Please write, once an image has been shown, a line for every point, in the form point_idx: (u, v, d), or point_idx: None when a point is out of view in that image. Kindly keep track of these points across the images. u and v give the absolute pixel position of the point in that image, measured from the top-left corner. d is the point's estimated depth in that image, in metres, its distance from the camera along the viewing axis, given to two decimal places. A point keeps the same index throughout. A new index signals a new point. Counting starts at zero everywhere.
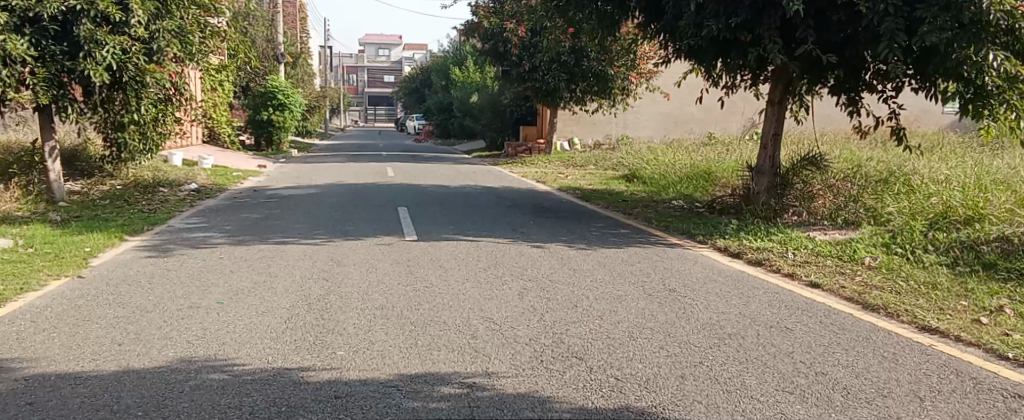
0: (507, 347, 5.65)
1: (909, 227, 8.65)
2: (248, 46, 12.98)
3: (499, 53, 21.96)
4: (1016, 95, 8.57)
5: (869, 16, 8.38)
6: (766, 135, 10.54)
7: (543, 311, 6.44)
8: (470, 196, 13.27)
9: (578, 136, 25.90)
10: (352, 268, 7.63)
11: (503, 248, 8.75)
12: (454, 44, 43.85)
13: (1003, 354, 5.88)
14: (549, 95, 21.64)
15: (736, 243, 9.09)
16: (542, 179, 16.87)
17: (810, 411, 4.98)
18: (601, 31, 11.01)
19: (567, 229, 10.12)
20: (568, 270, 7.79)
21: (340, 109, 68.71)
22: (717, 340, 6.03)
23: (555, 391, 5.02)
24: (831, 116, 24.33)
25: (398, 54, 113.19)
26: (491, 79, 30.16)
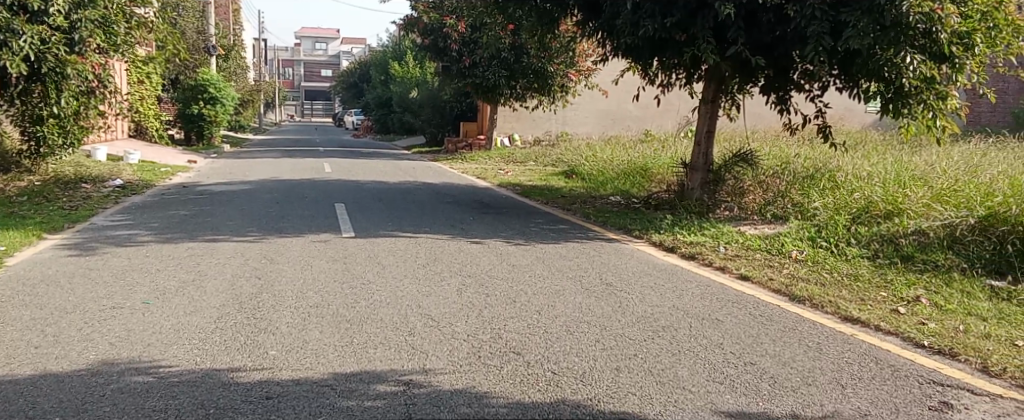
0: (444, 343, 5.74)
1: (834, 221, 8.99)
2: (179, 38, 12.18)
3: (439, 48, 21.89)
4: (933, 95, 8.98)
5: (797, 19, 8.69)
6: (700, 132, 10.82)
7: (481, 307, 6.55)
8: (410, 192, 13.32)
9: (519, 132, 26.09)
10: (287, 266, 7.64)
11: (442, 244, 8.83)
12: (393, 39, 43.76)
13: (919, 342, 6.19)
14: (489, 91, 21.74)
15: (669, 238, 9.33)
16: (482, 175, 16.97)
17: (739, 400, 5.18)
18: (541, 28, 11.18)
19: (505, 225, 10.23)
20: (506, 266, 7.91)
21: (276, 103, 67.70)
22: (651, 332, 6.22)
23: (492, 386, 5.13)
24: (762, 115, 24.96)
25: (335, 48, 111.97)
26: (432, 74, 30.14)
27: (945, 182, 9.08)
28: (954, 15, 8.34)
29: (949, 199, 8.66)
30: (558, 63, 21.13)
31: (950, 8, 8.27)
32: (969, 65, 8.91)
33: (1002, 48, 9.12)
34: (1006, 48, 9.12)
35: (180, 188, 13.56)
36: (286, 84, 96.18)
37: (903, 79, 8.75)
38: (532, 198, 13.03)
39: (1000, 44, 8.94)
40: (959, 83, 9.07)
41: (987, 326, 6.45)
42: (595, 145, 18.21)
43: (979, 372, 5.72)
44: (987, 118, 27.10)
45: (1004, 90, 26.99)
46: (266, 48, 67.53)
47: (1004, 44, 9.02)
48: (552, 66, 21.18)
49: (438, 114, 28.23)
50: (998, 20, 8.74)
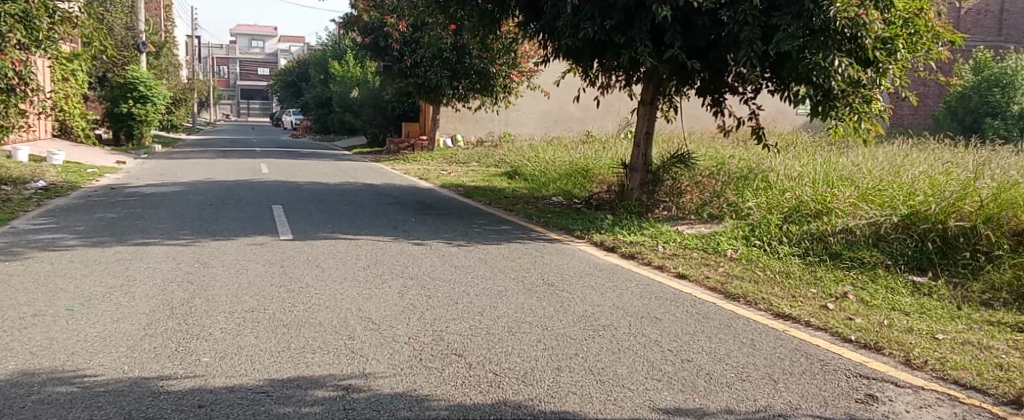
0: (385, 346, 5.80)
1: (766, 221, 9.27)
2: (104, 34, 12.42)
3: (380, 48, 21.76)
4: (858, 98, 9.30)
5: (730, 24, 8.95)
6: (639, 133, 11.02)
7: (423, 309, 6.61)
8: (351, 193, 13.28)
9: (461, 133, 26.17)
10: (220, 270, 7.60)
11: (384, 246, 8.86)
12: (332, 38, 43.39)
13: (847, 337, 6.44)
14: (431, 91, 21.73)
15: (610, 237, 9.50)
16: (424, 175, 16.98)
17: (676, 396, 5.33)
18: (482, 29, 11.27)
19: (447, 226, 10.30)
20: (448, 267, 7.98)
21: (209, 102, 66.37)
22: (592, 331, 6.36)
23: (433, 389, 5.20)
24: (699, 116, 25.44)
25: (271, 46, 110.31)
26: (372, 74, 29.98)
27: (870, 182, 9.36)
28: (877, 21, 8.63)
29: (874, 198, 8.92)
30: (499, 63, 21.25)
31: (874, 14, 8.56)
32: (892, 70, 9.31)
33: (923, 53, 9.47)
34: (926, 53, 9.46)
35: (109, 190, 13.30)
36: (220, 82, 94.39)
37: (830, 82, 9.05)
38: (474, 199, 13.11)
39: (921, 49, 9.34)
40: (883, 87, 9.41)
41: (909, 320, 6.74)
42: (537, 145, 18.37)
43: (903, 365, 5.97)
44: (909, 121, 28.58)
45: (924, 94, 28.57)
46: (198, 46, 66.18)
47: (925, 49, 9.39)
48: (494, 67, 21.29)
49: (379, 114, 28.07)
50: (918, 26, 9.13)
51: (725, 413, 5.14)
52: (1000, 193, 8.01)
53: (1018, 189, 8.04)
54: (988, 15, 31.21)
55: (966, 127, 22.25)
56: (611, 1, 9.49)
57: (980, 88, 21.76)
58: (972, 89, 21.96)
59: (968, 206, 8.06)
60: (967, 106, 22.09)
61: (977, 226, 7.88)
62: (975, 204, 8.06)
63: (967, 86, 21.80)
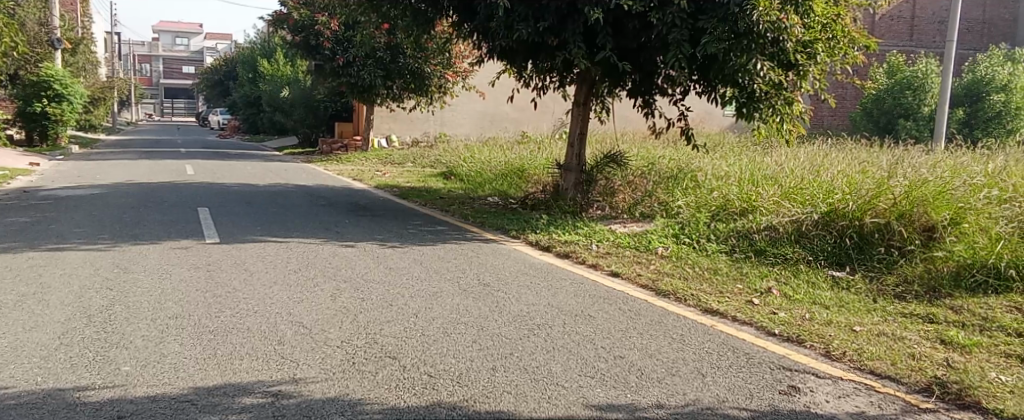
0: (316, 351, 5.82)
1: (695, 219, 9.54)
2: (15, 30, 12.03)
3: (311, 46, 21.40)
4: (780, 101, 9.63)
5: (659, 26, 9.16)
6: (572, 134, 11.19)
7: (356, 312, 6.65)
8: (282, 195, 13.18)
9: (396, 133, 26.14)
10: (142, 275, 7.51)
11: (315, 248, 8.86)
12: (260, 36, 42.78)
13: (771, 331, 6.67)
14: (364, 91, 21.59)
15: (545, 237, 9.63)
16: (358, 176, 16.92)
17: (609, 393, 5.48)
18: (416, 29, 11.16)
19: (381, 227, 10.33)
20: (383, 269, 8.02)
21: (130, 101, 64.44)
22: (527, 330, 6.47)
23: (367, 392, 5.26)
24: (630, 117, 25.91)
25: (197, 43, 107.77)
26: (303, 73, 29.70)
27: (792, 181, 9.68)
28: (798, 26, 9.11)
29: (796, 196, 9.23)
30: (435, 64, 21.54)
31: (794, 18, 9.00)
32: (812, 72, 9.60)
33: (841, 58, 9.90)
34: (844, 57, 9.88)
35: (21, 193, 12.94)
36: (142, 81, 91.84)
37: (754, 84, 9.35)
38: (409, 199, 13.13)
39: (838, 54, 9.65)
40: (803, 90, 9.78)
41: (828, 313, 7.01)
42: (473, 145, 18.46)
43: (823, 357, 6.23)
44: (829, 122, 29.99)
45: (842, 96, 29.72)
46: (117, 42, 64.24)
47: (842, 53, 9.75)
48: (428, 66, 21.47)
49: (311, 114, 27.72)
50: (835, 32, 9.52)
51: (656, 408, 5.31)
52: (912, 191, 8.35)
53: (929, 187, 8.39)
54: (901, 21, 32.32)
55: (881, 127, 23.13)
56: (544, 3, 9.58)
57: (893, 90, 22.66)
58: (886, 92, 22.84)
59: (882, 203, 8.40)
60: (883, 108, 22.93)
61: (890, 222, 8.23)
62: (889, 201, 8.40)
63: (881, 89, 22.66)
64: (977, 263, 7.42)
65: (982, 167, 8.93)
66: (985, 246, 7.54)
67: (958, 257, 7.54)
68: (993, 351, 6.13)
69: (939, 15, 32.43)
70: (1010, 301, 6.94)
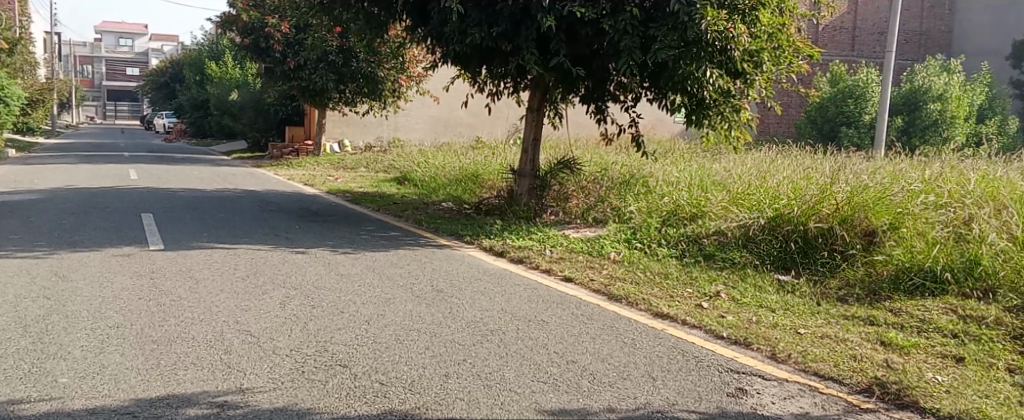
0: (264, 360, 5.82)
1: (646, 224, 9.69)
2: None
3: (260, 49, 21.22)
4: (728, 108, 9.86)
5: (611, 33, 9.29)
6: (526, 140, 11.27)
7: (307, 320, 6.64)
8: (230, 200, 13.07)
9: (348, 138, 26.01)
10: (82, 284, 7.41)
11: (264, 255, 8.81)
12: (208, 38, 42.28)
13: (719, 334, 6.81)
14: (316, 95, 21.47)
15: (499, 242, 9.68)
16: (310, 181, 16.82)
17: (561, 397, 5.55)
18: (369, 32, 11.15)
19: (333, 233, 10.30)
20: (335, 276, 8.01)
21: (70, 103, 63.06)
22: (480, 336, 6.52)
23: (316, 402, 5.26)
24: (583, 123, 26.14)
25: (143, 45, 105.67)
26: (254, 77, 29.43)
27: (740, 187, 9.88)
28: (744, 35, 9.30)
29: (743, 201, 9.42)
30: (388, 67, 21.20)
31: (741, 28, 9.22)
32: (758, 81, 9.87)
33: (786, 66, 10.13)
34: (788, 66, 10.11)
35: None
36: (84, 83, 89.98)
37: (703, 91, 9.55)
38: (362, 205, 13.08)
39: (784, 63, 9.92)
40: (750, 98, 10.00)
41: (774, 316, 7.17)
42: (427, 150, 18.47)
43: (769, 359, 6.37)
44: (774, 129, 30.83)
45: (788, 104, 30.62)
46: (58, 43, 62.71)
47: (787, 62, 10.00)
48: (381, 70, 21.26)
49: (260, 118, 27.44)
50: (780, 41, 9.77)
51: (607, 412, 5.38)
52: (854, 197, 8.56)
53: (869, 193, 8.61)
54: (844, 31, 33.48)
55: (825, 135, 23.63)
56: (497, 8, 9.62)
57: (837, 98, 23.24)
58: (829, 100, 23.41)
59: (826, 209, 8.60)
60: (827, 116, 23.46)
61: (833, 227, 8.42)
62: (832, 207, 8.60)
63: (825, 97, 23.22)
64: (915, 266, 7.64)
65: (919, 173, 9.18)
66: (923, 250, 7.75)
67: (897, 261, 7.76)
68: (930, 352, 6.32)
69: (879, 25, 33.70)
70: (947, 303, 7.15)
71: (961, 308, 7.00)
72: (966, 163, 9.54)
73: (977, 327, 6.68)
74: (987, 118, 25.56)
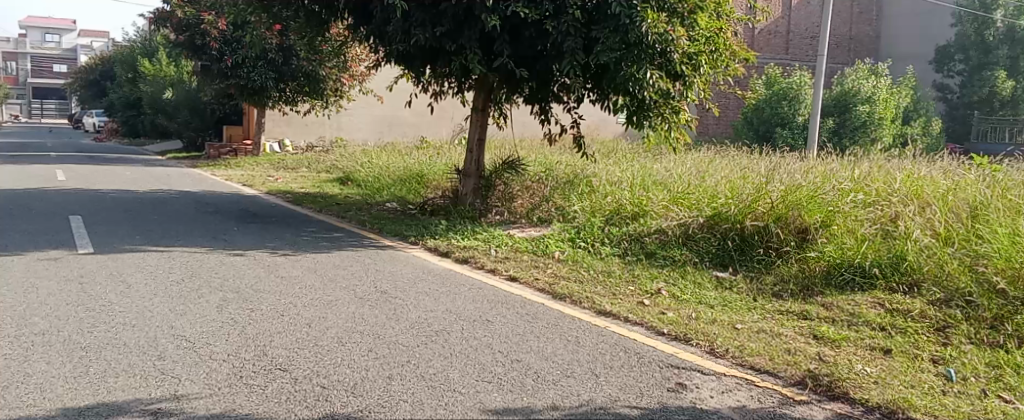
0: (200, 365, 5.80)
1: (590, 223, 9.85)
2: None
3: (196, 46, 20.86)
4: (668, 110, 10.08)
5: (554, 34, 9.40)
6: (471, 140, 11.33)
7: (245, 324, 6.63)
8: (165, 202, 12.90)
9: (289, 137, 25.79)
10: (7, 289, 7.27)
11: (201, 258, 8.75)
12: (139, 35, 41.52)
13: (660, 330, 6.96)
14: (256, 94, 21.25)
15: (443, 243, 9.74)
16: (249, 182, 16.65)
17: (505, 397, 5.63)
18: (309, 30, 11.08)
19: (272, 235, 10.24)
20: (275, 279, 7.99)
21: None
22: (424, 337, 6.57)
23: (256, 407, 5.27)
24: (527, 124, 26.36)
25: (70, 42, 102.55)
26: (189, 75, 28.99)
27: (680, 186, 10.11)
28: (683, 38, 9.58)
29: (683, 201, 9.64)
30: (329, 66, 21.09)
31: (680, 31, 9.47)
32: (696, 83, 10.07)
33: (722, 69, 10.42)
34: (725, 69, 10.40)
35: None
36: (11, 81, 87.39)
37: (644, 93, 9.71)
38: (304, 206, 13.00)
39: (721, 66, 10.19)
40: (689, 99, 10.24)
41: (713, 312, 7.36)
42: (370, 151, 18.43)
43: (708, 354, 6.54)
44: (713, 130, 31.93)
45: (725, 106, 31.80)
46: None
47: (724, 65, 10.27)
48: (323, 69, 21.07)
49: (197, 117, 27.19)
50: (718, 45, 10.04)
51: (551, 410, 5.48)
52: (787, 196, 8.82)
53: (802, 192, 8.85)
54: (778, 35, 34.94)
55: (760, 136, 24.25)
56: (441, 8, 9.64)
57: (771, 101, 23.89)
58: (764, 103, 24.06)
59: (762, 207, 8.85)
60: (762, 117, 24.15)
61: (768, 225, 8.66)
62: (767, 205, 8.85)
63: (760, 99, 23.87)
64: (845, 263, 7.91)
65: (848, 173, 9.48)
66: (853, 247, 8.02)
67: (828, 257, 8.03)
68: (860, 345, 6.55)
69: (811, 30, 35.17)
70: (875, 297, 7.41)
71: (889, 302, 7.27)
72: (891, 163, 9.89)
73: (903, 320, 6.94)
74: (912, 120, 26.47)
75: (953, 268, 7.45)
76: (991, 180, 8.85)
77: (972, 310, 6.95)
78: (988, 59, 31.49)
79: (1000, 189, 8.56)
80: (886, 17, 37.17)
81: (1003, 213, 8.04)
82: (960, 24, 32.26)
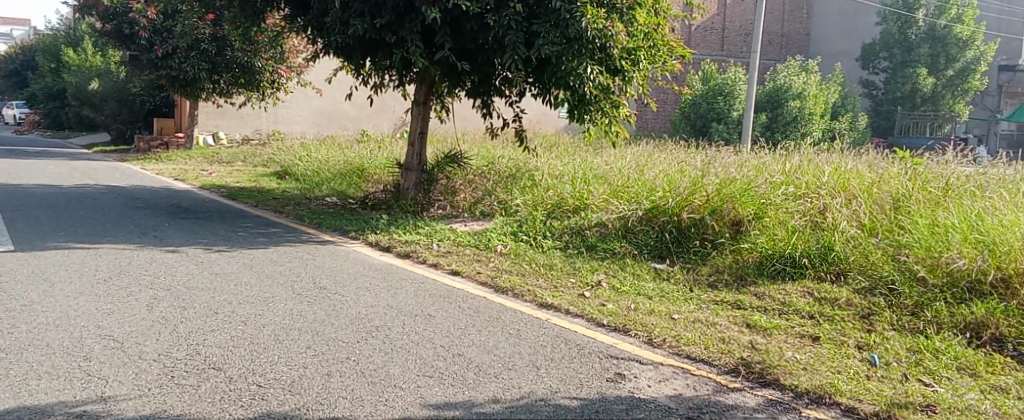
0: (128, 366, 5.76)
1: (532, 217, 9.98)
2: None
3: (123, 35, 20.76)
4: (607, 104, 10.24)
5: (495, 28, 9.46)
6: (413, 133, 11.37)
7: (177, 322, 6.59)
8: (92, 197, 12.66)
9: (223, 130, 25.38)
10: None
11: (130, 255, 8.66)
12: (63, 25, 40.47)
13: (600, 322, 7.10)
14: (187, 85, 20.69)
15: (385, 237, 9.76)
16: (180, 176, 16.40)
17: (446, 391, 5.69)
18: (243, 20, 10.95)
19: (206, 231, 10.14)
20: (208, 275, 7.94)
21: None
22: (364, 333, 6.61)
23: (188, 407, 5.25)
24: (469, 117, 26.44)
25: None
26: (116, 66, 28.38)
27: (620, 180, 10.30)
28: (621, 33, 9.69)
29: (623, 194, 9.84)
30: (265, 58, 20.87)
31: (619, 27, 9.56)
32: (636, 78, 10.28)
33: (661, 65, 10.76)
34: (663, 65, 10.74)
35: None
36: None
37: (584, 88, 9.83)
38: (240, 201, 12.89)
39: (659, 62, 10.54)
40: (628, 94, 10.45)
41: (651, 303, 7.52)
42: (308, 144, 18.31)
43: (645, 344, 6.69)
44: (651, 124, 32.42)
45: (664, 101, 32.41)
46: None
47: (661, 61, 10.60)
48: (259, 60, 20.83)
49: (125, 108, 26.70)
50: (656, 41, 10.37)
51: (492, 403, 5.56)
52: (722, 189, 9.06)
53: (736, 185, 9.12)
54: (714, 32, 35.49)
55: (697, 129, 24.71)
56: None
57: (707, 96, 24.36)
58: (700, 98, 24.50)
59: (698, 200, 9.08)
60: (698, 112, 24.59)
61: (704, 217, 8.91)
62: (703, 198, 9.09)
63: (695, 94, 24.31)
64: (777, 253, 8.14)
65: (780, 166, 9.74)
66: (784, 237, 8.27)
67: (761, 248, 8.26)
68: (790, 333, 6.77)
69: (745, 27, 36.01)
70: (804, 286, 7.65)
71: (817, 291, 7.51)
72: (821, 157, 10.16)
73: (830, 308, 7.18)
74: (840, 115, 27.28)
75: (876, 257, 7.73)
76: (913, 173, 9.19)
77: (895, 298, 7.24)
78: (909, 57, 32.63)
79: (922, 181, 8.91)
80: (815, 15, 38.23)
81: (923, 205, 8.44)
82: (885, 22, 33.58)
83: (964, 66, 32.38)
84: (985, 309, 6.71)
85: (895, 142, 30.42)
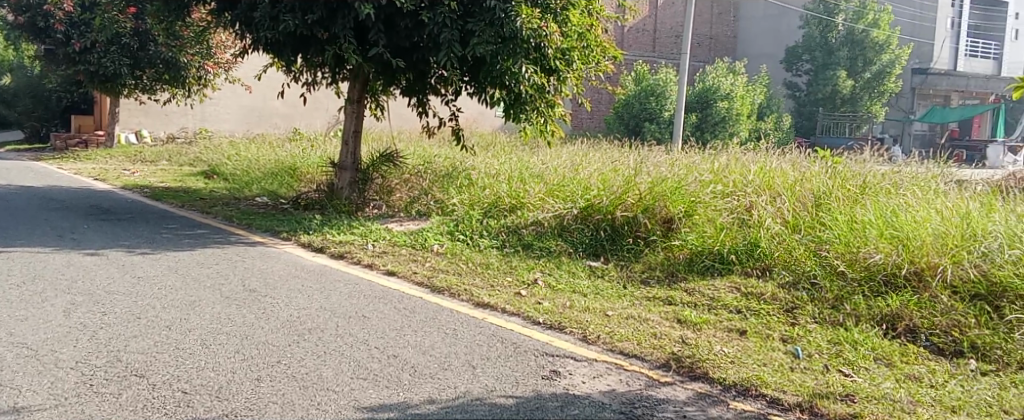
0: (44, 375, 5.67)
1: (468, 216, 10.06)
2: None
3: (37, 29, 20.17)
4: (542, 104, 10.36)
5: (430, 25, 9.51)
6: (348, 132, 11.34)
7: (97, 328, 6.50)
8: (5, 198, 12.29)
9: (147, 128, 24.82)
10: None
11: (47, 258, 8.47)
12: None
13: (536, 319, 7.21)
14: (108, 81, 20.43)
15: (319, 238, 9.71)
16: (101, 176, 16.02)
17: (381, 393, 5.73)
18: (168, 14, 10.82)
19: (129, 233, 9.96)
20: (130, 279, 7.82)
21: None
22: (296, 336, 6.60)
23: (109, 416, 5.20)
24: (405, 116, 26.39)
25: None
26: (30, 59, 27.58)
27: (555, 179, 10.44)
28: (555, 33, 9.78)
29: (558, 193, 9.98)
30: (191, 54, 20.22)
31: (553, 27, 9.68)
32: (570, 78, 10.45)
33: (594, 65, 10.90)
34: (596, 65, 10.90)
35: None
36: None
37: (520, 87, 9.92)
38: (165, 201, 12.66)
39: (592, 61, 10.68)
40: (563, 94, 10.59)
41: (586, 300, 7.66)
42: (237, 143, 18.08)
43: (580, 341, 6.82)
44: (587, 124, 32.73)
45: (598, 101, 32.84)
46: None
47: (594, 61, 10.76)
48: (184, 55, 20.17)
49: (40, 105, 26.06)
50: (589, 41, 10.53)
51: (427, 404, 5.61)
52: (654, 187, 9.27)
53: (667, 184, 9.32)
54: (645, 34, 35.96)
55: (630, 129, 25.06)
56: None
57: (639, 96, 24.72)
58: (632, 98, 24.87)
59: (631, 198, 9.27)
60: (631, 112, 24.94)
61: (636, 215, 9.09)
62: (636, 196, 9.28)
63: (628, 95, 24.65)
64: (706, 250, 8.39)
65: (708, 165, 10.00)
66: (713, 235, 8.51)
67: (691, 245, 8.51)
68: (718, 327, 6.97)
69: (675, 29, 36.61)
70: (732, 281, 7.89)
71: (743, 285, 7.75)
72: (747, 156, 10.42)
73: (757, 302, 7.42)
74: (765, 116, 28.08)
75: (799, 253, 8.01)
76: (834, 171, 9.53)
77: (816, 291, 7.51)
78: (831, 60, 33.47)
79: (843, 179, 9.26)
80: (741, 18, 39.14)
81: (842, 202, 8.80)
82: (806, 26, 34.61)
83: (880, 69, 33.32)
84: (899, 302, 7.04)
85: (817, 142, 31.42)
